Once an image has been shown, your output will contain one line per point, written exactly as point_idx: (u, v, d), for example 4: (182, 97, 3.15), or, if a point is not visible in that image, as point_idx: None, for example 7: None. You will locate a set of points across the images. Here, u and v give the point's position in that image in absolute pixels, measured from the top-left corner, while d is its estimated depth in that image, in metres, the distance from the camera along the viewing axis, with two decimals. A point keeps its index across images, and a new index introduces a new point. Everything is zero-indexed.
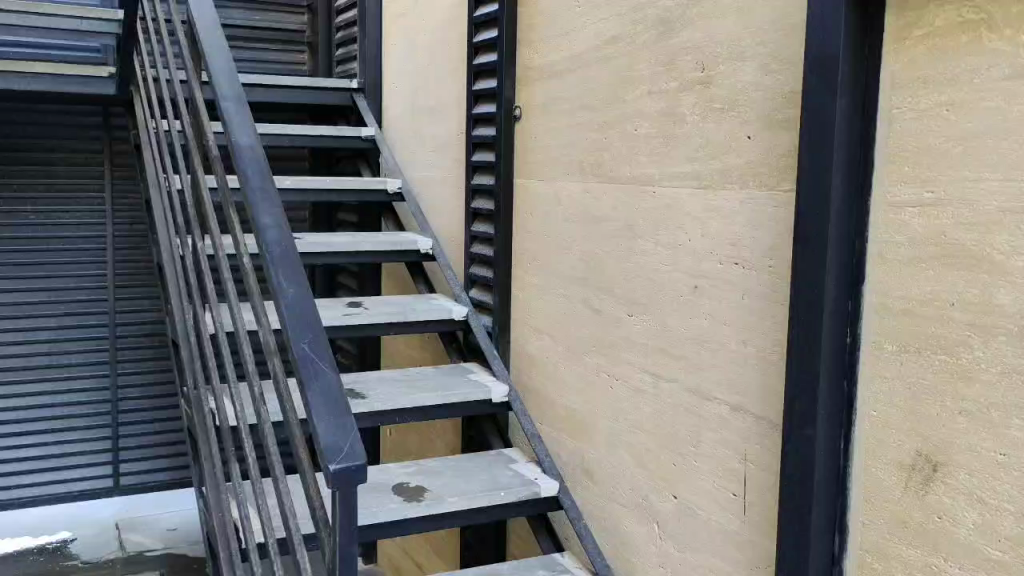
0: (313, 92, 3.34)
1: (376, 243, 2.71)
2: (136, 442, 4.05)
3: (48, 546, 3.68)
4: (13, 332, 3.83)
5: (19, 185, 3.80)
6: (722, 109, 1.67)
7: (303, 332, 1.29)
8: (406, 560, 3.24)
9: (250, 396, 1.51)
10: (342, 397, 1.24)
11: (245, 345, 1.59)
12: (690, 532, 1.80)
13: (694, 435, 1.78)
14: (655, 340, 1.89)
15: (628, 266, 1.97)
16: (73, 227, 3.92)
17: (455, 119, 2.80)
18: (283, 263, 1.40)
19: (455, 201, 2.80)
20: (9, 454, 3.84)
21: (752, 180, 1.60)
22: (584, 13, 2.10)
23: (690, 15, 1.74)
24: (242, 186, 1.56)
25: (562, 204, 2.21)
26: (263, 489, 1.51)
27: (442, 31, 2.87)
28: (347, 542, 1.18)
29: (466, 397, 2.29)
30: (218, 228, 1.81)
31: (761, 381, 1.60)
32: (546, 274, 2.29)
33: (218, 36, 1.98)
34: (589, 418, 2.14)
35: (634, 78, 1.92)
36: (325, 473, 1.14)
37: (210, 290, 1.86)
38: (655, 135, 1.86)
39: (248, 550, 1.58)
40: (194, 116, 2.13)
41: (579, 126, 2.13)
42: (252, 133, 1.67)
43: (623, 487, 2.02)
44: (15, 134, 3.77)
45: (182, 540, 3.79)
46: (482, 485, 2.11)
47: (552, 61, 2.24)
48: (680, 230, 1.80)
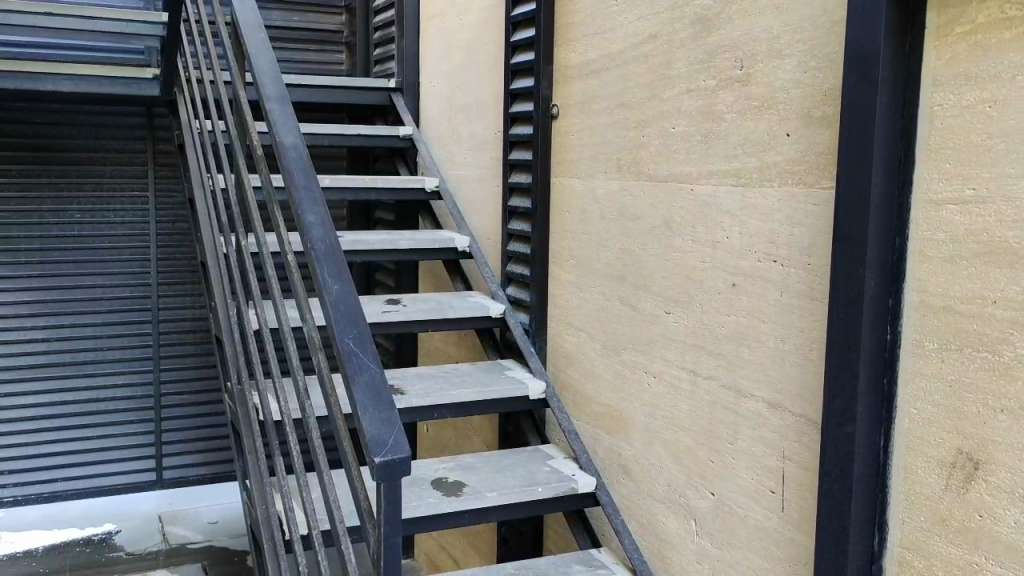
0: (351, 92, 3.38)
1: (414, 241, 2.74)
2: (178, 437, 4.13)
3: (93, 538, 3.76)
4: (60, 327, 3.93)
5: (66, 185, 3.89)
6: (761, 107, 1.67)
7: (349, 328, 1.32)
8: (443, 555, 3.27)
9: (295, 391, 1.54)
10: (386, 391, 1.26)
11: (289, 341, 1.62)
12: (727, 528, 1.81)
13: (732, 432, 1.79)
14: (693, 338, 1.90)
15: (666, 264, 1.98)
16: (118, 225, 3.99)
17: (492, 118, 2.82)
18: (328, 261, 1.42)
19: (492, 199, 2.82)
20: (56, 447, 3.93)
21: (792, 177, 1.60)
22: (622, 11, 2.11)
23: (729, 13, 1.75)
24: (287, 185, 1.59)
25: (600, 202, 2.22)
26: (307, 482, 1.54)
27: (480, 30, 2.89)
28: (392, 533, 1.21)
29: (504, 394, 2.31)
30: (262, 226, 1.84)
31: (800, 378, 1.60)
32: (583, 271, 2.31)
33: (262, 37, 2.02)
34: (626, 416, 2.15)
35: (672, 76, 1.93)
36: (371, 465, 1.17)
37: (255, 287, 1.89)
38: (693, 133, 1.87)
39: (292, 542, 1.61)
40: (237, 116, 2.17)
41: (616, 125, 2.14)
42: (297, 133, 1.70)
43: (661, 485, 2.03)
44: (63, 136, 3.87)
45: (224, 533, 3.86)
46: (520, 480, 2.13)
47: (589, 60, 2.25)
48: (717, 227, 1.80)
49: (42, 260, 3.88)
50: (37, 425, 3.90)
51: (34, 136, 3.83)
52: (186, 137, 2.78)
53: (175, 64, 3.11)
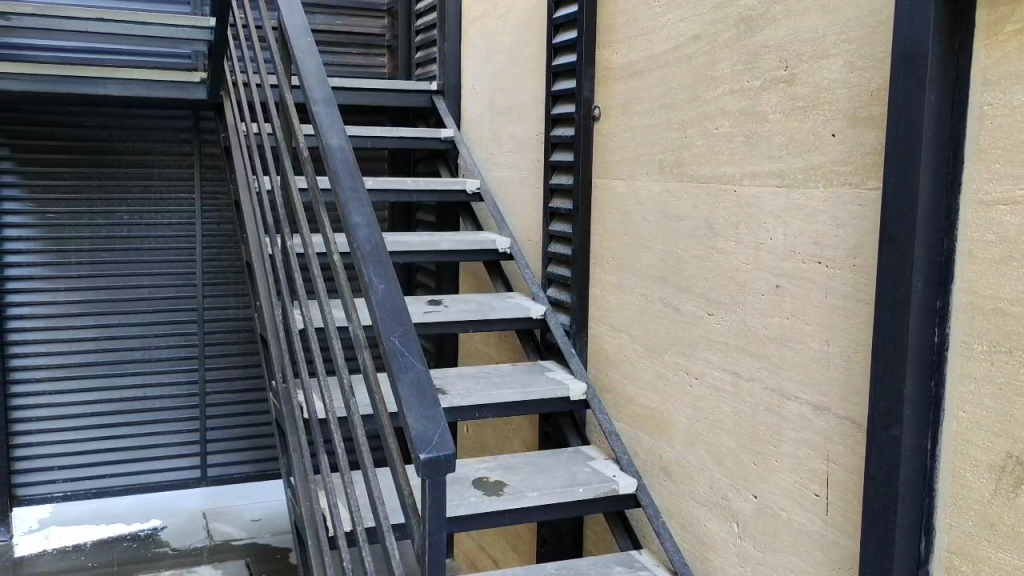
0: (394, 95, 3.41)
1: (456, 242, 2.76)
2: (221, 435, 4.20)
3: (141, 534, 3.84)
4: (108, 327, 4.00)
5: (115, 186, 3.96)
6: (806, 107, 1.66)
7: (394, 327, 1.33)
8: (482, 556, 3.29)
9: (340, 388, 1.56)
10: (431, 389, 1.28)
11: (334, 339, 1.64)
12: (770, 531, 1.80)
13: (776, 434, 1.78)
14: (735, 340, 1.89)
15: (708, 265, 1.97)
16: (165, 226, 4.06)
17: (534, 119, 2.83)
18: (374, 260, 1.44)
19: (534, 200, 2.83)
20: (103, 444, 4.02)
21: (837, 178, 1.59)
22: (665, 12, 2.11)
23: (774, 13, 1.74)
24: (333, 186, 1.62)
25: (642, 203, 2.22)
26: (352, 479, 1.56)
27: (522, 32, 2.90)
28: (437, 530, 1.22)
29: (545, 394, 2.31)
30: (308, 227, 1.86)
31: (844, 380, 1.59)
32: (624, 272, 2.31)
33: (308, 40, 2.04)
34: (667, 418, 2.15)
35: (715, 77, 1.93)
36: (416, 462, 1.18)
37: (300, 286, 1.92)
38: (736, 134, 1.86)
39: (337, 538, 1.64)
40: (283, 118, 2.19)
41: (659, 126, 2.14)
42: (343, 134, 1.72)
43: (703, 486, 2.02)
44: (113, 138, 3.94)
45: (267, 531, 3.93)
46: (561, 480, 2.13)
47: (632, 61, 2.25)
48: (761, 228, 1.79)
49: (91, 261, 3.96)
50: (85, 423, 3.98)
51: (83, 138, 3.90)
52: (232, 140, 2.82)
53: (222, 69, 3.16)
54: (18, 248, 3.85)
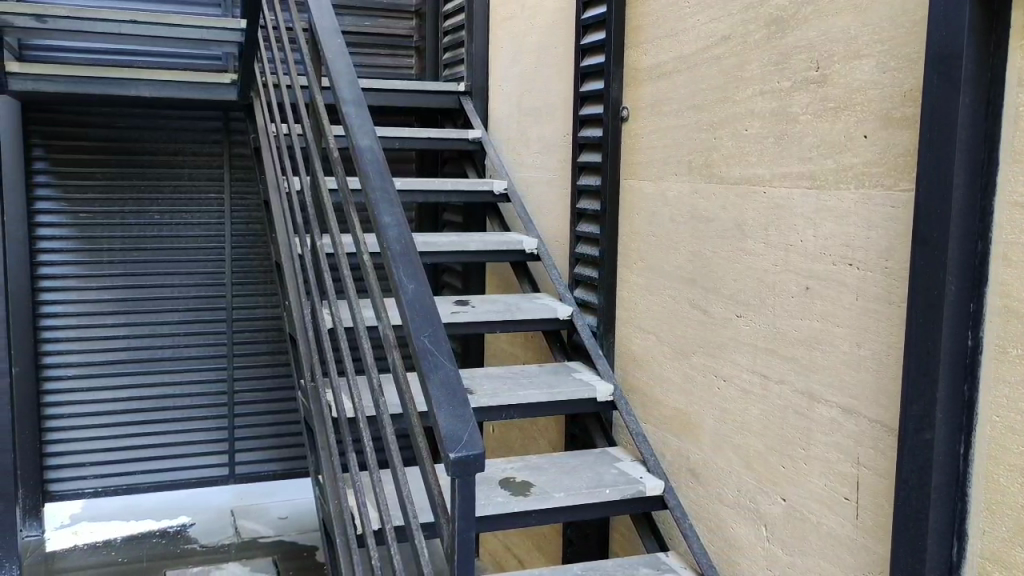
0: (422, 96, 3.42)
1: (483, 243, 2.77)
2: (250, 433, 4.23)
3: (169, 530, 3.89)
4: (139, 325, 4.03)
5: (146, 186, 3.99)
6: (838, 108, 1.65)
7: (424, 326, 1.34)
8: (508, 556, 3.29)
9: (370, 387, 1.57)
10: (461, 389, 1.28)
11: (364, 339, 1.65)
12: (799, 535, 1.79)
13: (805, 437, 1.77)
14: (764, 342, 1.88)
15: (737, 267, 1.96)
16: (195, 226, 4.08)
17: (562, 120, 2.83)
18: (404, 261, 1.45)
19: (561, 201, 2.83)
20: (133, 441, 4.06)
21: (869, 179, 1.58)
22: (695, 12, 2.10)
23: (806, 13, 1.72)
24: (364, 186, 1.63)
25: (670, 204, 2.21)
26: (380, 478, 1.57)
27: (551, 34, 2.90)
28: (466, 529, 1.22)
29: (572, 395, 2.32)
30: (337, 227, 1.88)
31: (876, 383, 1.58)
32: (652, 273, 2.30)
33: (339, 41, 2.05)
34: (695, 420, 2.14)
35: (745, 78, 1.92)
36: (445, 462, 1.19)
37: (329, 285, 1.93)
38: (766, 135, 1.85)
39: (365, 536, 1.65)
40: (313, 119, 2.20)
41: (688, 127, 2.13)
42: (373, 135, 1.73)
43: (731, 489, 2.01)
44: (144, 138, 3.97)
45: (293, 528, 3.97)
46: (588, 481, 2.13)
47: (660, 62, 2.24)
48: (792, 230, 1.78)
49: (122, 260, 4.00)
50: (115, 420, 4.02)
51: (116, 138, 3.93)
52: (262, 141, 2.84)
53: (252, 71, 3.19)
54: (51, 246, 3.90)
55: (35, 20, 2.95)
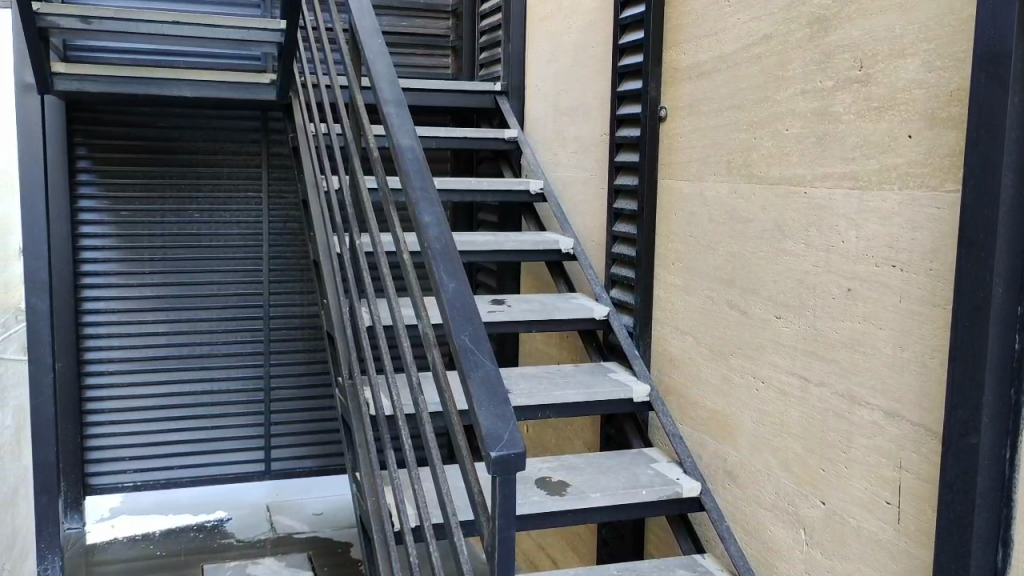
0: (459, 95, 3.43)
1: (519, 242, 2.78)
2: (287, 430, 4.26)
3: (207, 524, 4.02)
4: (178, 322, 4.07)
5: (187, 185, 4.04)
6: (882, 107, 1.63)
7: (464, 325, 1.35)
8: (541, 556, 3.30)
9: (409, 385, 1.58)
10: (502, 390, 1.28)
11: (403, 337, 1.66)
12: (839, 539, 1.77)
13: (846, 441, 1.75)
14: (804, 343, 1.86)
15: (776, 268, 1.95)
16: (234, 225, 4.13)
17: (599, 119, 2.82)
18: (444, 260, 1.45)
19: (598, 201, 2.82)
20: (172, 436, 4.11)
21: (914, 180, 1.56)
22: (735, 11, 2.09)
23: (849, 12, 1.71)
24: (404, 186, 1.63)
25: (709, 204, 2.20)
26: (419, 476, 1.58)
27: (588, 33, 2.90)
28: (506, 528, 1.22)
29: (609, 395, 2.31)
30: (377, 226, 1.88)
31: (919, 387, 1.56)
32: (690, 274, 2.29)
33: (380, 40, 2.06)
34: (732, 421, 2.13)
35: (787, 77, 1.90)
36: (486, 460, 1.19)
37: (368, 284, 1.94)
38: (808, 135, 1.83)
39: (404, 533, 1.65)
40: (353, 119, 2.22)
41: (727, 127, 2.12)
42: (414, 135, 1.74)
43: (769, 492, 2.00)
44: (185, 138, 4.02)
45: (328, 524, 4.04)
46: (624, 482, 2.13)
47: (699, 62, 2.23)
48: (834, 230, 1.77)
49: (162, 258, 4.03)
50: (155, 415, 4.07)
51: (158, 138, 3.98)
52: (301, 141, 2.86)
53: (291, 71, 3.22)
54: (93, 245, 3.95)
55: (80, 20, 2.98)
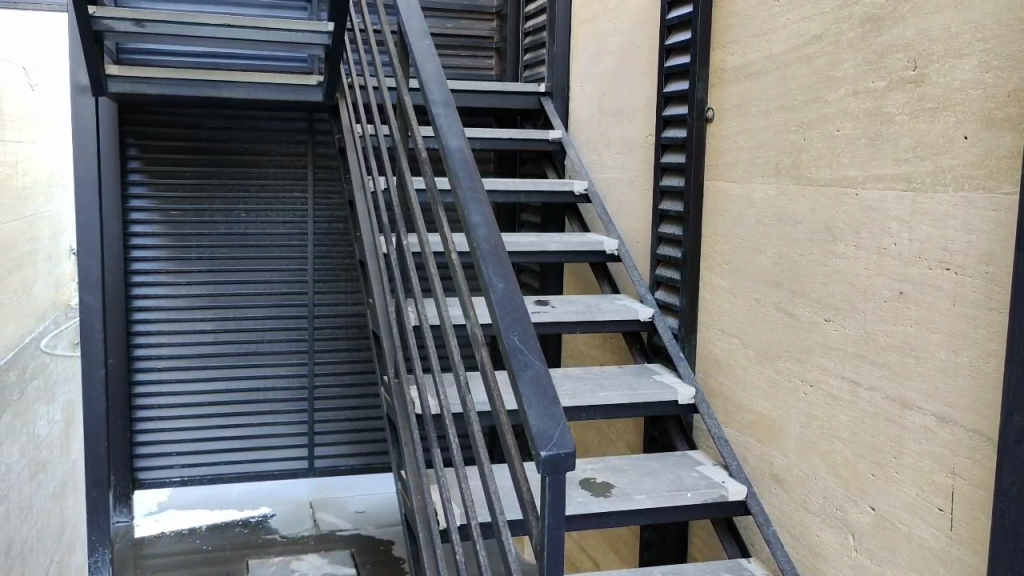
0: (503, 97, 3.44)
1: (563, 243, 2.78)
2: (330, 428, 4.29)
3: (251, 520, 4.07)
4: (225, 320, 4.13)
5: (234, 185, 4.09)
6: (936, 108, 1.61)
7: (513, 324, 1.35)
8: (583, 557, 3.30)
9: (457, 385, 1.59)
10: (551, 389, 1.29)
11: (450, 337, 1.67)
12: (888, 545, 1.75)
13: (896, 446, 1.73)
14: (853, 346, 1.85)
15: (825, 270, 1.93)
16: (279, 224, 4.17)
17: (645, 120, 2.81)
18: (493, 261, 1.46)
19: (643, 202, 2.81)
20: (218, 433, 4.16)
21: (968, 181, 1.54)
22: (785, 11, 2.07)
23: (902, 11, 1.69)
24: (453, 187, 1.64)
25: (756, 206, 2.19)
26: (465, 474, 1.59)
27: (634, 35, 2.89)
28: (556, 527, 1.23)
29: (654, 397, 2.30)
30: (424, 226, 1.90)
31: (972, 392, 1.53)
32: (736, 276, 2.28)
33: (427, 42, 2.07)
34: (779, 425, 2.11)
35: (837, 77, 1.88)
36: (536, 459, 1.19)
37: (415, 284, 1.95)
38: (858, 136, 1.82)
39: (450, 531, 1.67)
40: (401, 120, 2.23)
41: (776, 128, 2.10)
42: (462, 136, 1.75)
43: (816, 496, 1.98)
44: (233, 139, 4.08)
45: (370, 522, 4.08)
46: (669, 484, 2.12)
47: (747, 63, 2.22)
48: (885, 232, 1.75)
49: (210, 257, 4.09)
50: (202, 411, 4.14)
51: (206, 139, 4.05)
52: (347, 142, 2.89)
53: (338, 73, 3.26)
54: (143, 244, 4.02)
55: (134, 24, 3.04)
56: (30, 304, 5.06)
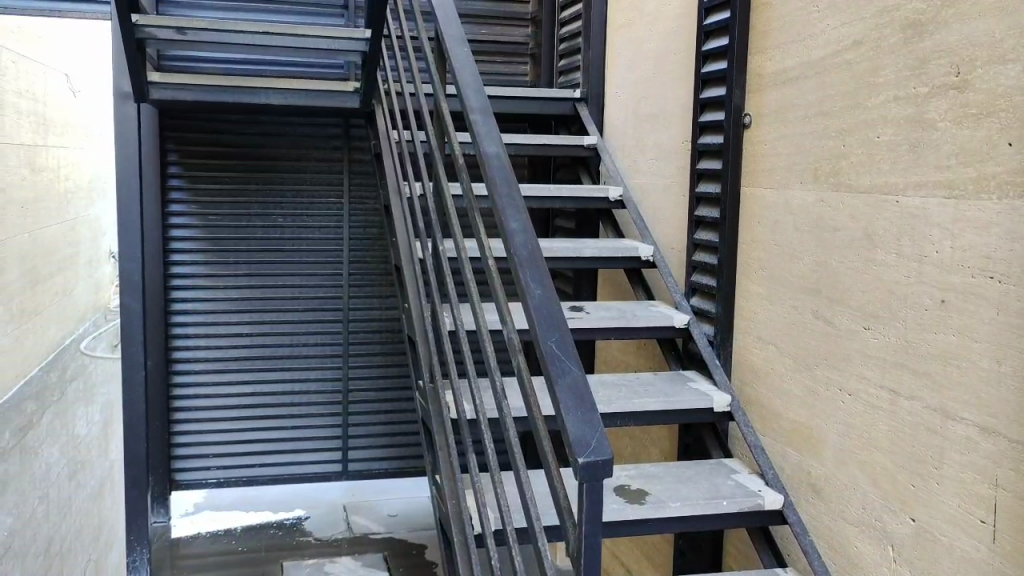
0: (539, 102, 3.45)
1: (598, 249, 2.78)
2: (364, 431, 4.32)
3: (286, 522, 4.10)
4: (261, 323, 4.17)
5: (271, 189, 4.13)
6: (980, 114, 1.59)
7: (551, 331, 1.35)
8: (615, 563, 3.29)
9: (493, 390, 1.59)
10: (589, 395, 1.29)
11: (486, 343, 1.67)
12: (928, 557, 1.72)
13: (938, 456, 1.70)
14: (893, 355, 1.82)
15: (865, 277, 1.91)
16: (315, 229, 4.20)
17: (680, 126, 2.80)
18: (531, 267, 1.46)
19: (678, 208, 2.80)
20: (254, 434, 4.20)
21: (1013, 188, 1.51)
22: (824, 16, 2.06)
23: (945, 16, 1.67)
24: (491, 193, 1.65)
25: (793, 212, 2.17)
26: (501, 480, 1.59)
27: (670, 40, 2.88)
28: (592, 534, 1.23)
29: (688, 404, 2.29)
30: (461, 232, 1.90)
31: (1016, 402, 1.51)
32: (773, 283, 2.26)
33: (465, 48, 2.08)
34: (817, 434, 2.09)
35: (879, 83, 1.86)
36: (574, 466, 1.19)
37: (450, 289, 1.96)
38: (900, 142, 1.79)
39: (485, 535, 1.67)
40: (438, 127, 2.24)
41: (814, 134, 2.08)
42: (499, 143, 1.75)
43: (855, 506, 1.95)
44: (269, 144, 4.12)
45: (402, 525, 4.11)
46: (704, 492, 2.11)
47: (786, 68, 2.20)
48: (927, 240, 1.72)
49: (247, 260, 4.14)
50: (239, 413, 4.17)
51: (244, 144, 4.09)
52: (383, 148, 2.91)
53: (374, 78, 3.28)
54: (182, 247, 4.08)
55: (176, 32, 3.11)
56: (71, 304, 5.16)
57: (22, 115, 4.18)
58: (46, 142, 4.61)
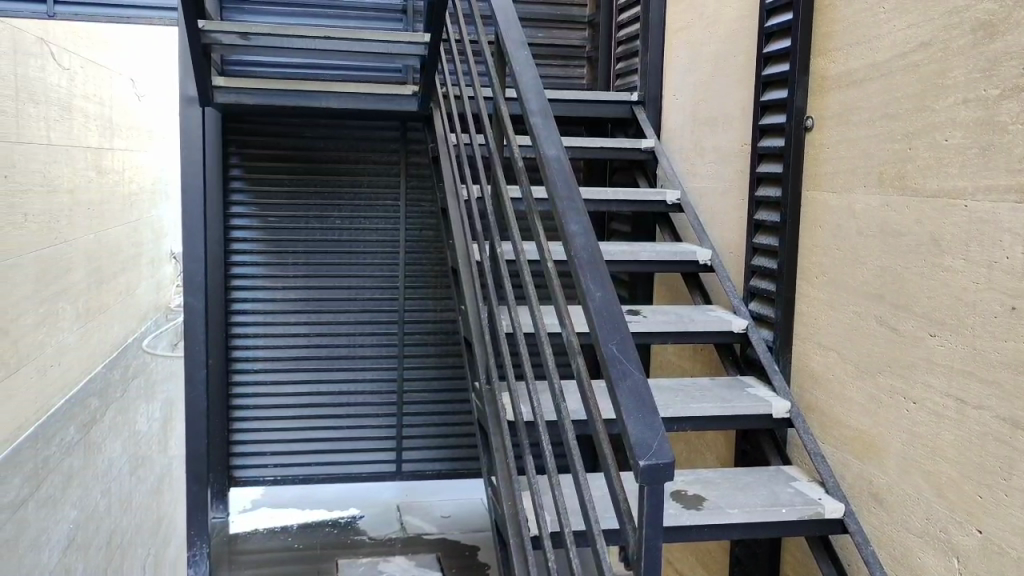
0: (596, 105, 3.44)
1: (655, 252, 2.76)
2: (419, 431, 4.35)
3: (340, 520, 4.16)
4: (318, 324, 4.23)
5: (329, 192, 4.19)
6: None
7: (611, 334, 1.35)
8: (670, 569, 3.26)
9: (551, 393, 1.59)
10: (649, 398, 1.28)
11: (545, 344, 1.68)
12: (995, 570, 1.68)
13: (1007, 467, 1.65)
14: (961, 363, 1.78)
15: (932, 283, 1.87)
16: (372, 231, 4.25)
17: (740, 129, 2.78)
18: (591, 269, 1.46)
19: (737, 212, 2.78)
20: (310, 432, 4.25)
21: None
22: (891, 16, 2.02)
23: (1018, 17, 1.63)
24: (551, 195, 1.65)
25: (857, 217, 2.13)
26: (558, 482, 1.59)
27: (731, 42, 2.85)
28: (652, 536, 1.22)
29: (748, 410, 2.26)
30: (519, 234, 1.90)
31: None
32: (835, 288, 2.23)
33: (524, 51, 2.08)
34: (880, 443, 2.05)
35: (947, 85, 1.83)
36: (636, 468, 1.19)
37: (508, 291, 1.96)
38: (969, 145, 1.76)
39: (542, 537, 1.67)
40: (496, 130, 2.25)
41: (880, 138, 2.05)
42: (559, 146, 1.75)
43: (919, 517, 1.91)
44: (328, 147, 4.18)
45: (455, 527, 4.14)
46: (763, 500, 2.08)
47: (850, 70, 2.17)
48: (997, 245, 1.68)
49: (305, 262, 4.20)
50: (295, 412, 4.23)
51: (303, 147, 4.16)
52: (441, 151, 2.92)
53: (433, 82, 3.31)
54: (242, 249, 4.15)
55: (239, 37, 3.16)
56: (134, 304, 5.29)
57: (89, 118, 4.30)
58: (112, 144, 4.73)
